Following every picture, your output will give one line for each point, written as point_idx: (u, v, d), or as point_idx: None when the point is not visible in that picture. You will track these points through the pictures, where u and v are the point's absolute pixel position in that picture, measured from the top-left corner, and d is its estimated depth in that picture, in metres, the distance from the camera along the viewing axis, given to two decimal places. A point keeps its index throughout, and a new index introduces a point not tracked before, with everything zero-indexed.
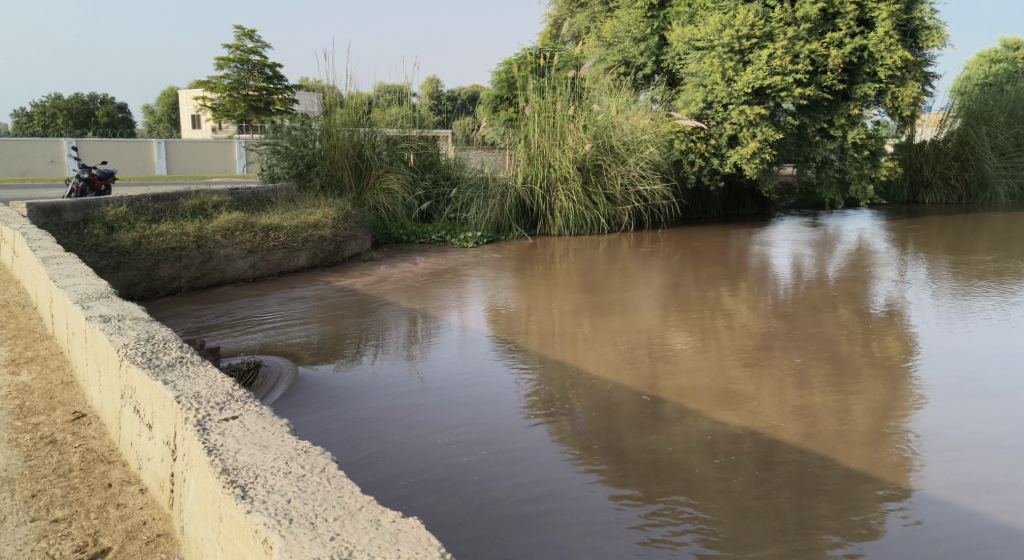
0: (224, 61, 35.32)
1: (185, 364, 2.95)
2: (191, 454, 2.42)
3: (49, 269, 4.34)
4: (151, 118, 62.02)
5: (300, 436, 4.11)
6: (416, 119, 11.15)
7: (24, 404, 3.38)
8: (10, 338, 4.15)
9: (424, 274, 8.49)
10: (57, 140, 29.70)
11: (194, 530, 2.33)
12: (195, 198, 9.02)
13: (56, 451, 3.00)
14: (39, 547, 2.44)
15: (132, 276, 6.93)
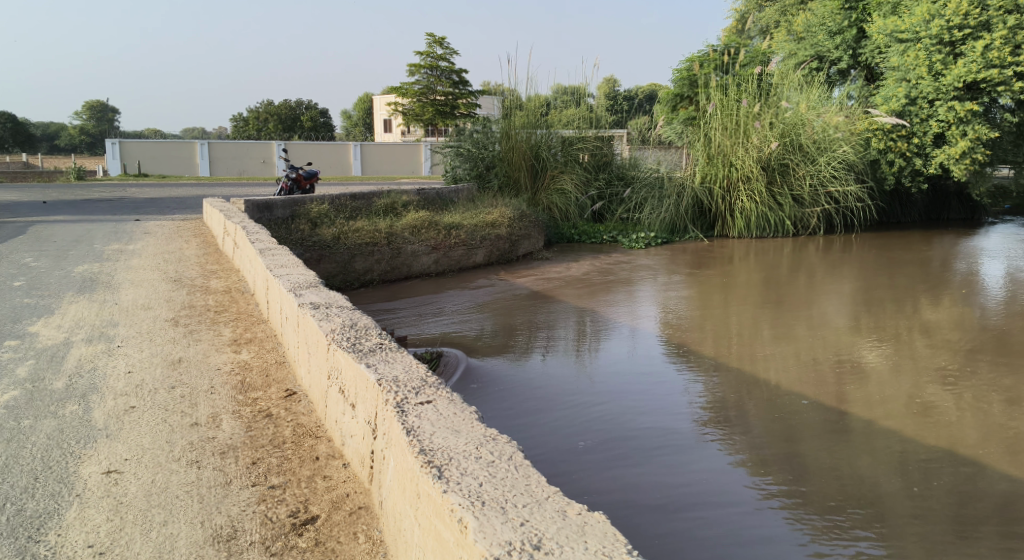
0: (416, 67, 37.20)
1: (384, 350, 3.16)
2: (391, 434, 2.59)
3: (266, 260, 4.81)
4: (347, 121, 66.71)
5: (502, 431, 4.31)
6: (593, 120, 11.20)
7: (245, 379, 3.77)
8: (233, 320, 4.65)
9: (598, 274, 8.52)
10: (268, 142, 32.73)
11: (392, 506, 2.51)
12: (386, 197, 9.60)
13: (272, 424, 3.32)
14: (259, 509, 2.72)
15: (332, 268, 7.52)
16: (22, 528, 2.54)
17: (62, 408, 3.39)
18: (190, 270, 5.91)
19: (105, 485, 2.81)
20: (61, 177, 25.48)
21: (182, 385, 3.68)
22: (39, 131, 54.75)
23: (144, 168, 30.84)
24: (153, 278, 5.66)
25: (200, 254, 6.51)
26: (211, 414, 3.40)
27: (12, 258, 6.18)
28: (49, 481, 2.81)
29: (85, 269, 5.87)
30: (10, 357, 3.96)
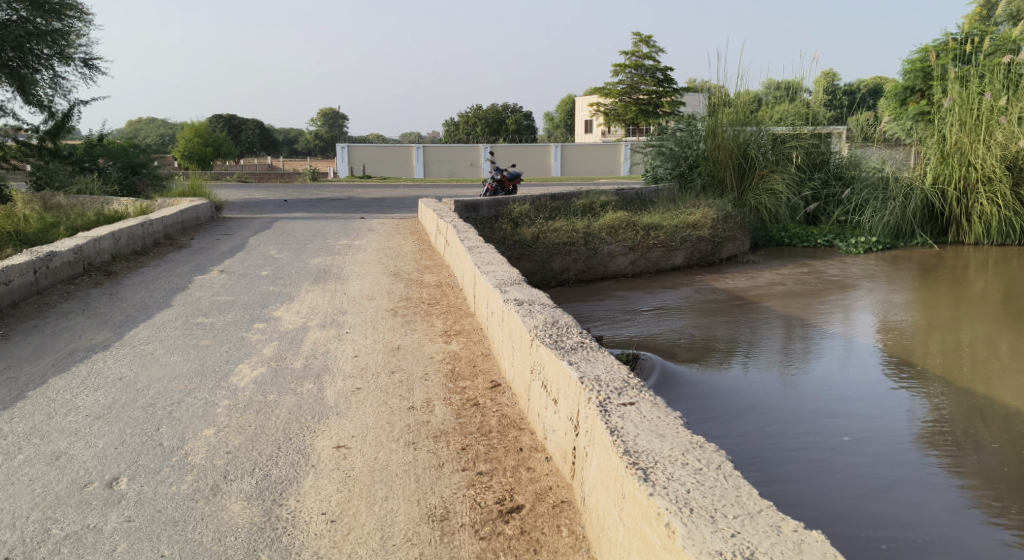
0: (620, 67, 37.09)
1: (586, 348, 3.20)
2: (594, 431, 2.62)
3: (474, 257, 5.02)
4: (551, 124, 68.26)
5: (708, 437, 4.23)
6: (809, 116, 10.63)
7: (454, 368, 3.99)
8: (444, 313, 4.91)
9: (808, 280, 8.06)
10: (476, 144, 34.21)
11: (596, 503, 2.54)
12: (586, 198, 9.71)
13: (479, 412, 3.48)
14: (468, 493, 2.86)
15: (532, 267, 7.74)
16: (268, 490, 2.85)
17: (300, 385, 3.77)
18: (407, 264, 6.32)
19: (336, 458, 3.09)
20: (298, 178, 28.38)
21: (400, 371, 3.96)
22: (281, 137, 61.16)
23: (367, 171, 33.55)
24: (376, 271, 6.12)
25: (415, 250, 6.95)
26: (425, 399, 3.63)
27: (260, 250, 6.96)
28: (290, 451, 3.13)
29: (319, 261, 6.48)
30: (258, 337, 4.46)
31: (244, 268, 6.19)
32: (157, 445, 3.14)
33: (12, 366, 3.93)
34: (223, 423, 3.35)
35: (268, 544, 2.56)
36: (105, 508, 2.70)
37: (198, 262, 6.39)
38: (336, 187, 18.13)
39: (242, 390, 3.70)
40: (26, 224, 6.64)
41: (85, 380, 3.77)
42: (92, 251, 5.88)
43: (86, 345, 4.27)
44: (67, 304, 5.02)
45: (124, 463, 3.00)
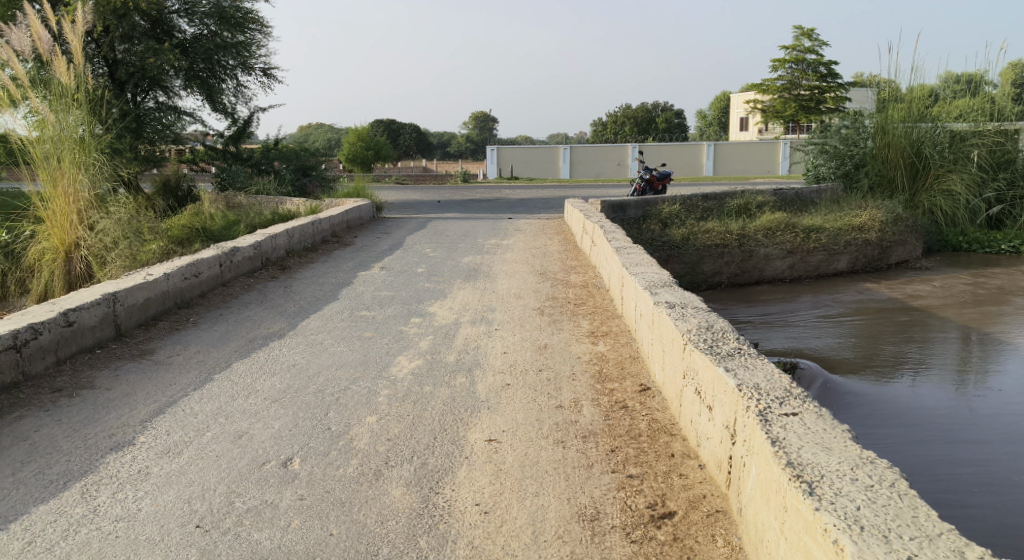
0: (779, 62, 35.55)
1: (743, 355, 3.09)
2: (753, 441, 2.54)
3: (623, 258, 4.98)
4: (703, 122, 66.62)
5: (877, 451, 4.02)
6: (993, 111, 9.68)
7: (602, 370, 3.98)
8: (591, 314, 4.92)
9: (987, 288, 7.42)
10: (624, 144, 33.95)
11: (754, 515, 2.46)
12: (741, 198, 9.44)
13: (628, 415, 3.46)
14: (619, 495, 2.85)
15: (681, 269, 7.61)
16: (425, 478, 2.97)
17: (453, 379, 3.90)
18: (554, 264, 6.37)
19: (487, 452, 3.16)
20: (450, 179, 29.33)
21: (549, 369, 4.01)
22: (434, 138, 63.51)
23: (516, 172, 34.19)
24: (524, 270, 6.21)
25: (563, 251, 7.00)
26: (573, 399, 3.64)
27: (416, 248, 7.25)
28: (446, 442, 3.24)
29: (470, 260, 6.66)
30: (415, 331, 4.65)
31: (402, 265, 6.47)
32: (325, 429, 3.35)
33: (201, 350, 4.32)
34: (384, 411, 3.52)
35: (427, 529, 2.66)
36: (281, 486, 2.90)
37: (360, 259, 6.74)
38: (490, 188, 18.63)
39: (401, 380, 3.88)
40: (212, 221, 7.26)
41: (262, 366, 4.08)
42: (269, 247, 6.35)
43: (263, 333, 4.62)
44: (247, 295, 5.45)
45: (297, 444, 3.21)
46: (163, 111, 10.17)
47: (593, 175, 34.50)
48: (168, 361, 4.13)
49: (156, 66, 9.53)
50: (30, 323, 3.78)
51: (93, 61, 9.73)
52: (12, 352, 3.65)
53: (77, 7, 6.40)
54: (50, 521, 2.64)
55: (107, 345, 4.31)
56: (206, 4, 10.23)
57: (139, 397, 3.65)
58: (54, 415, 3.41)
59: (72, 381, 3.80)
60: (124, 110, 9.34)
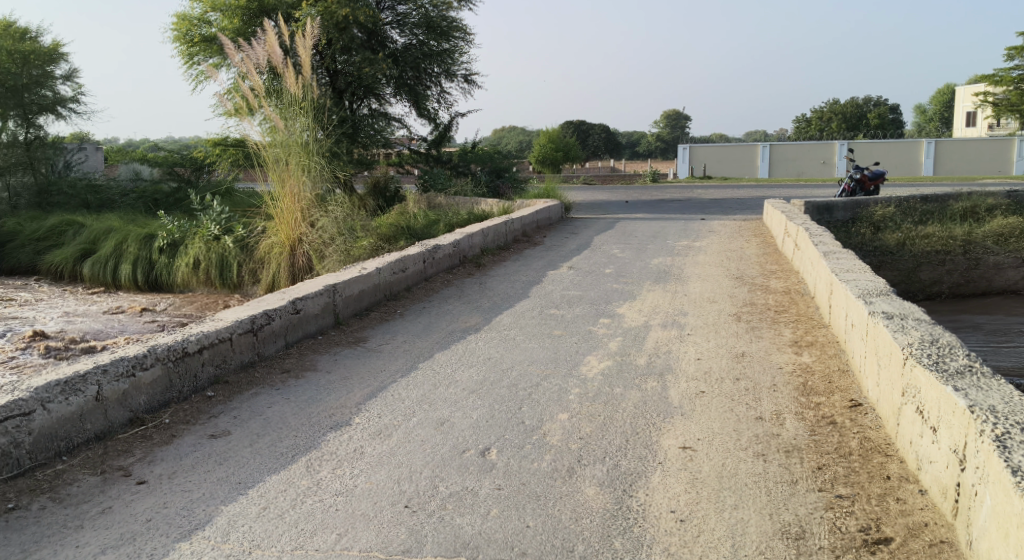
0: (1017, 49, 31.84)
1: (975, 373, 2.81)
2: (987, 469, 2.30)
3: (831, 263, 4.69)
4: (921, 118, 61.25)
5: None
6: None
7: (807, 383, 3.77)
8: (793, 321, 4.68)
9: None
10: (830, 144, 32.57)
11: (988, 549, 2.23)
12: (966, 200, 8.61)
13: (836, 432, 3.25)
14: (827, 515, 2.69)
15: (893, 276, 7.12)
16: (619, 480, 2.96)
17: (645, 382, 3.87)
18: (751, 268, 6.14)
19: (682, 459, 3.10)
20: (644, 178, 29.39)
21: (747, 378, 3.86)
22: (627, 138, 63.54)
23: (709, 171, 33.92)
24: (717, 274, 6.04)
25: (761, 254, 6.72)
26: (774, 411, 3.48)
27: (605, 249, 7.25)
28: (639, 445, 3.22)
29: (661, 261, 6.58)
30: (605, 331, 4.66)
31: (592, 265, 6.51)
32: (519, 423, 3.44)
33: (406, 341, 4.58)
34: (576, 410, 3.55)
35: (622, 531, 2.66)
36: (480, 474, 3.02)
37: (551, 257, 6.87)
38: (685, 188, 18.28)
39: (591, 380, 3.90)
40: (415, 220, 7.69)
41: (461, 358, 4.27)
42: (466, 245, 6.63)
43: (461, 327, 4.83)
44: (447, 290, 5.72)
45: (494, 435, 3.33)
46: (375, 117, 10.92)
47: (796, 169, 33.11)
48: (377, 349, 4.43)
49: (371, 75, 10.23)
50: (264, 310, 4.20)
51: (317, 72, 10.65)
52: (249, 335, 4.07)
53: (307, 22, 7.00)
54: (281, 490, 2.91)
55: (326, 332, 4.70)
56: (416, 15, 10.85)
57: (354, 381, 3.94)
58: (283, 394, 3.76)
59: (298, 363, 4.18)
60: (342, 117, 10.11)
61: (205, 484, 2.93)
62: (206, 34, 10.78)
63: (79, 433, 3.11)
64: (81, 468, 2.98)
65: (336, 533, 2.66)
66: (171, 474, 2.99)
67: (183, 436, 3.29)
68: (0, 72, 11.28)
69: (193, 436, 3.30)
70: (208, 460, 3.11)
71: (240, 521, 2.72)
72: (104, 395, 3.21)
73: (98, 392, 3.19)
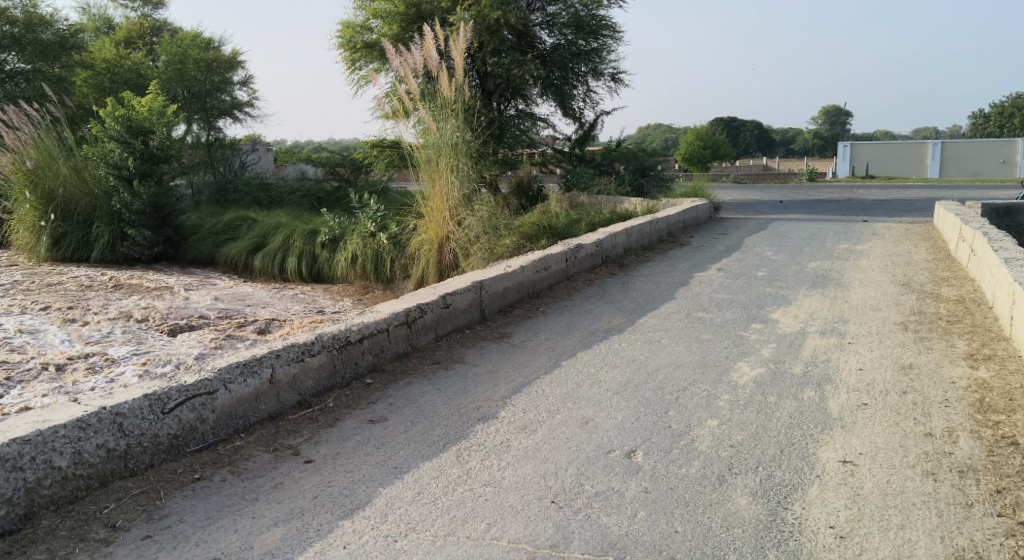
0: None
1: None
2: None
3: (1014, 271, 4.31)
4: None
5: None
6: None
7: (984, 399, 3.49)
8: (967, 333, 4.35)
9: None
10: (1012, 141, 30.19)
11: None
12: None
13: (1019, 454, 3.00)
14: (1008, 543, 2.49)
15: None
16: (772, 491, 2.87)
17: (801, 391, 3.71)
18: (919, 275, 5.75)
19: (842, 473, 2.96)
20: (799, 177, 28.24)
21: (914, 392, 3.62)
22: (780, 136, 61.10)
23: (872, 171, 32.24)
24: (881, 280, 5.70)
25: (930, 259, 6.28)
26: (946, 428, 3.25)
27: (756, 251, 7.01)
28: (794, 456, 3.10)
29: (816, 265, 6.28)
30: (757, 337, 4.51)
31: (742, 267, 6.32)
32: (666, 427, 3.39)
33: (551, 338, 4.64)
34: (726, 417, 3.47)
35: (776, 544, 2.57)
36: (626, 476, 3.01)
37: (698, 259, 6.73)
38: (845, 189, 17.40)
39: (742, 387, 3.79)
40: (558, 219, 7.76)
41: (605, 358, 4.27)
42: (611, 245, 6.62)
43: (606, 327, 4.82)
44: (590, 290, 5.73)
45: (640, 437, 3.31)
46: (521, 117, 11.10)
47: (969, 171, 31.03)
48: (522, 345, 4.51)
49: (519, 76, 10.40)
50: (418, 303, 4.38)
51: (468, 74, 10.96)
52: (404, 327, 4.26)
53: (460, 27, 7.22)
54: (434, 476, 3.03)
55: (473, 326, 4.84)
56: (566, 15, 10.96)
57: (501, 375, 4.03)
58: (435, 384, 3.91)
59: (448, 355, 4.33)
60: (490, 118, 10.35)
61: (365, 466, 3.10)
62: (367, 41, 11.33)
63: (254, 413, 3.37)
64: (256, 444, 3.23)
65: (486, 522, 2.74)
66: (335, 455, 3.18)
67: (344, 419, 3.50)
68: (188, 80, 12.42)
69: (353, 420, 3.49)
70: (367, 444, 3.28)
71: (397, 504, 2.85)
72: (276, 377, 3.46)
73: (271, 374, 3.44)
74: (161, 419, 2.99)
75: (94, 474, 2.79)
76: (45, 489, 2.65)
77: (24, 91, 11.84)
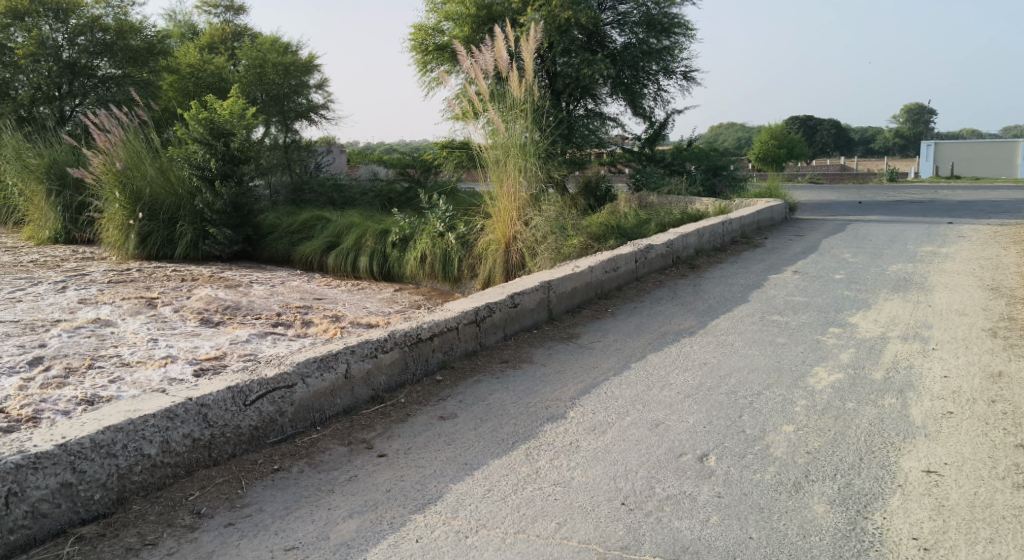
0: None
1: None
2: None
3: None
4: None
5: None
6: None
7: None
8: None
9: None
10: None
11: None
12: None
13: None
14: None
15: None
16: (851, 500, 2.79)
17: (882, 398, 3.60)
18: (1010, 279, 5.49)
19: (926, 483, 2.86)
20: (879, 177, 27.35)
21: (1005, 401, 3.47)
22: (858, 135, 59.24)
23: (956, 171, 30.96)
24: (968, 284, 5.47)
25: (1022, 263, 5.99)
26: None
27: (833, 253, 6.82)
28: (874, 464, 3.01)
29: (898, 268, 6.06)
30: (835, 342, 4.39)
31: (819, 270, 6.16)
32: (739, 431, 3.33)
33: (620, 339, 4.61)
34: (802, 422, 3.39)
35: (856, 554, 2.50)
36: (698, 480, 2.97)
37: (772, 261, 6.58)
38: (928, 189, 16.76)
39: (820, 392, 3.69)
40: (627, 219, 7.70)
41: (676, 360, 4.22)
42: (681, 245, 6.54)
43: (676, 329, 4.77)
44: (660, 291, 5.68)
45: (713, 441, 3.26)
46: (590, 118, 11.07)
47: None
48: (591, 346, 4.49)
49: (588, 76, 10.37)
50: (487, 302, 4.42)
51: (537, 74, 10.99)
52: (473, 325, 4.30)
53: (531, 27, 7.24)
54: (504, 474, 3.05)
55: (541, 326, 4.86)
56: (637, 14, 10.91)
57: (570, 376, 4.03)
58: (504, 383, 3.94)
59: (516, 354, 4.35)
60: (559, 118, 10.36)
61: (436, 461, 3.15)
62: (439, 43, 11.49)
63: (330, 407, 3.46)
64: (332, 437, 3.31)
65: (556, 521, 2.74)
66: (407, 450, 3.24)
67: (416, 415, 3.55)
68: (267, 83, 12.82)
69: (424, 416, 3.55)
70: (438, 440, 3.33)
71: (467, 500, 2.88)
72: (351, 372, 3.55)
73: (346, 369, 3.53)
74: (242, 411, 3.10)
75: (180, 462, 2.91)
76: (136, 475, 2.77)
77: (116, 95, 12.43)
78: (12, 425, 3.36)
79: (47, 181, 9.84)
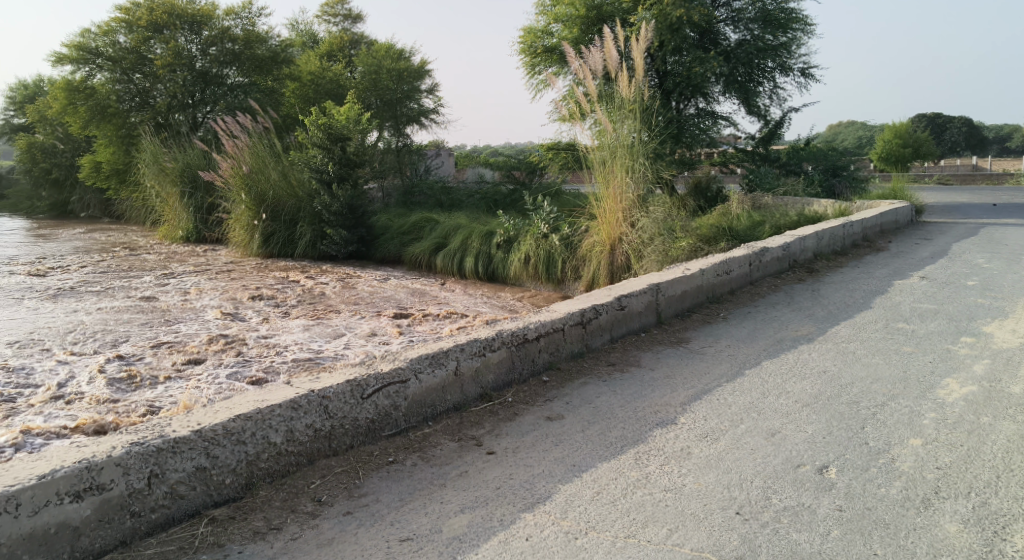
0: None
1: None
2: None
3: None
4: None
5: None
6: None
7: None
8: None
9: None
10: None
11: None
12: None
13: None
14: None
15: None
16: (988, 521, 2.62)
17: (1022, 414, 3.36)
18: None
19: None
20: (1016, 177, 25.53)
21: None
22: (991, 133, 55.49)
23: None
24: None
25: None
26: None
27: (965, 258, 6.42)
28: (1013, 484, 2.81)
29: None
30: (968, 352, 4.13)
31: (949, 276, 5.81)
32: (862, 443, 3.19)
33: (732, 344, 4.50)
34: (931, 436, 3.21)
35: None
36: (818, 492, 2.87)
37: (897, 266, 6.26)
38: None
39: (951, 405, 3.49)
40: (739, 221, 7.50)
41: (793, 368, 4.08)
42: (798, 248, 6.32)
43: (792, 335, 4.61)
44: (775, 295, 5.50)
45: (833, 453, 3.13)
46: (701, 117, 10.84)
47: None
48: (702, 351, 4.41)
49: (700, 75, 10.17)
50: (594, 304, 4.41)
51: (647, 74, 10.87)
52: (580, 327, 4.30)
53: (642, 26, 7.17)
54: (613, 477, 3.03)
55: (649, 329, 4.80)
56: (752, 10, 10.61)
57: (680, 381, 3.96)
58: (611, 386, 3.92)
59: (624, 357, 4.32)
60: (669, 117, 10.21)
61: (544, 461, 3.17)
62: (548, 45, 11.55)
63: (441, 403, 3.54)
64: (443, 433, 3.39)
65: (667, 528, 2.71)
66: (515, 448, 3.27)
67: (524, 414, 3.59)
68: (381, 89, 13.23)
69: (531, 416, 3.57)
70: (545, 440, 3.34)
71: (577, 502, 2.88)
72: (461, 370, 3.62)
73: (457, 366, 3.60)
74: (360, 404, 3.21)
75: (302, 451, 3.04)
76: (263, 462, 2.92)
77: (242, 103, 13.15)
78: (134, 410, 3.62)
79: (181, 184, 10.52)
